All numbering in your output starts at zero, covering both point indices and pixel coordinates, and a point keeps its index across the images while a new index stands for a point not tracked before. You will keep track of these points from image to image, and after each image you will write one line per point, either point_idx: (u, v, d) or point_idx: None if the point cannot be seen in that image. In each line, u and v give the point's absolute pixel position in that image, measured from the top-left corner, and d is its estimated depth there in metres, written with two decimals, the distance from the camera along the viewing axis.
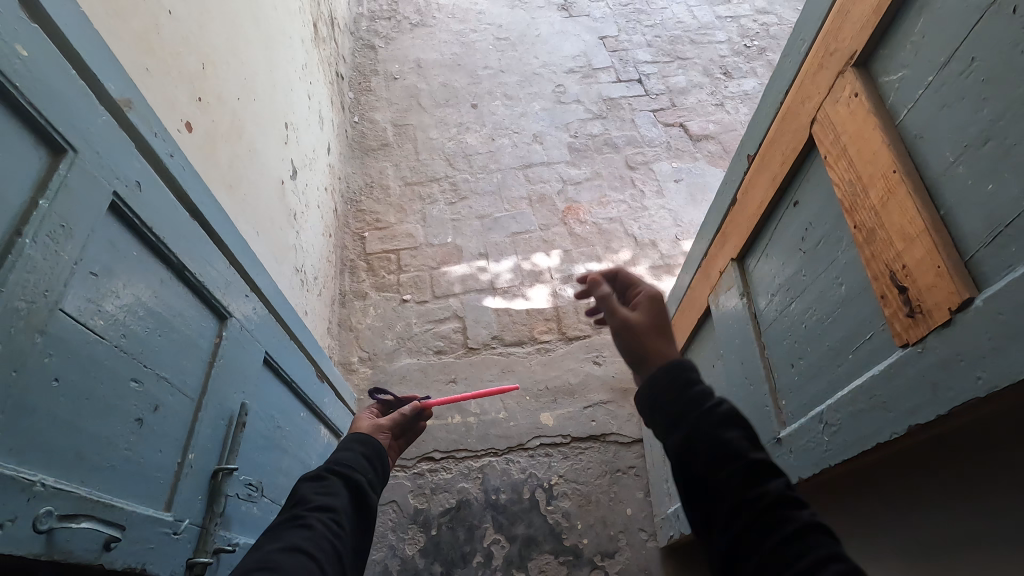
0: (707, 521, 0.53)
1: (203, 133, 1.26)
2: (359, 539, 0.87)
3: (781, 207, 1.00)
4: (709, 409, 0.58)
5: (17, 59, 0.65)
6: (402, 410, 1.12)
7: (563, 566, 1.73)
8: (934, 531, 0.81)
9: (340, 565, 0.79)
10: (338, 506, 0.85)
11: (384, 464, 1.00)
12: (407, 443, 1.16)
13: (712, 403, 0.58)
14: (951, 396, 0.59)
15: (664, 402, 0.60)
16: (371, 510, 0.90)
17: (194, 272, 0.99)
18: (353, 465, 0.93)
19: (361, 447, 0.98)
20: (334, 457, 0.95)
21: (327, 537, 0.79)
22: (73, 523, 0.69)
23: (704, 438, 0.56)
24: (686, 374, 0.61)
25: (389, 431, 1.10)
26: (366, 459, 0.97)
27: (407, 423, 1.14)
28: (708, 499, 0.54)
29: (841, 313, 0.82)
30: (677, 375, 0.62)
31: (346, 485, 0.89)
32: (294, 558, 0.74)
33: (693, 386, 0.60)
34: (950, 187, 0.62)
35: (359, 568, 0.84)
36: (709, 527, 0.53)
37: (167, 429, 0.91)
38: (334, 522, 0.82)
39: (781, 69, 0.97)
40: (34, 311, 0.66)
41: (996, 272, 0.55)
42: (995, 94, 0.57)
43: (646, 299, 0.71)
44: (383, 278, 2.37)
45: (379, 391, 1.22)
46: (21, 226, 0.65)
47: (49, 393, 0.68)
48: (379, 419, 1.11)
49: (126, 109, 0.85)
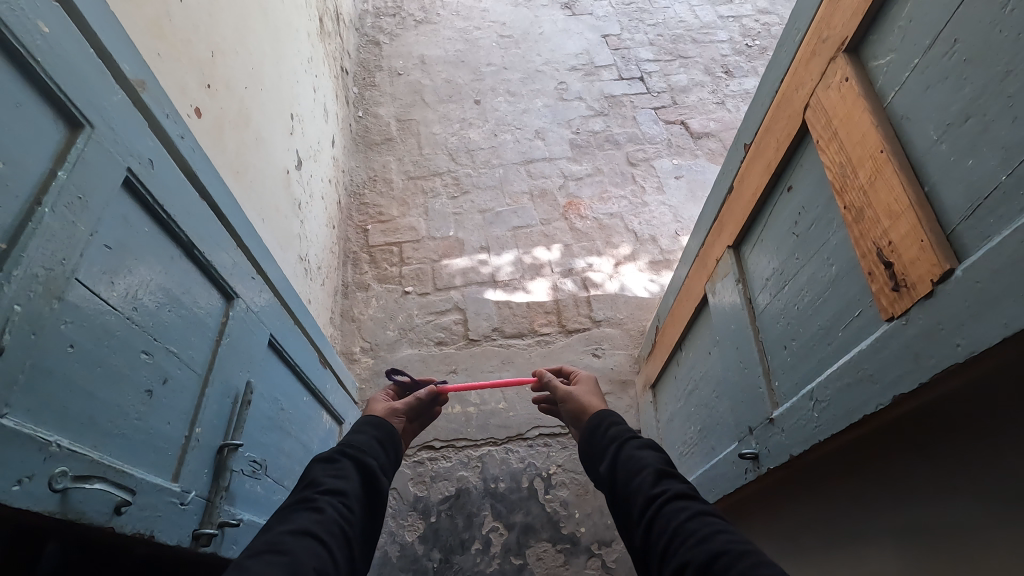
0: (634, 528, 0.80)
1: (211, 119, 1.29)
2: (368, 524, 0.88)
3: (775, 193, 1.02)
4: (633, 449, 0.88)
5: (39, 34, 0.68)
6: (416, 395, 1.14)
7: (560, 553, 1.75)
8: (930, 517, 0.83)
9: (349, 549, 0.80)
10: (349, 490, 0.87)
11: (395, 448, 1.03)
12: (421, 426, 1.18)
13: (637, 444, 0.89)
14: (932, 364, 0.62)
15: (602, 447, 0.94)
16: (381, 495, 0.92)
17: (203, 251, 1.02)
18: (364, 449, 0.96)
19: (374, 431, 1.01)
20: (347, 439, 0.97)
21: (335, 521, 0.81)
22: (87, 484, 0.72)
23: (619, 466, 0.87)
24: (614, 424, 0.96)
25: (403, 416, 1.12)
26: (378, 443, 0.99)
27: (422, 407, 1.16)
28: (631, 512, 0.81)
29: (831, 292, 0.84)
30: (606, 426, 0.97)
31: (357, 469, 0.92)
32: (304, 540, 0.76)
33: (622, 434, 0.93)
34: (934, 164, 0.65)
35: (365, 553, 0.86)
36: (636, 531, 0.79)
37: (175, 401, 0.94)
38: (344, 505, 0.84)
39: (777, 58, 1.00)
40: (53, 278, 0.68)
41: (976, 243, 0.58)
42: (975, 73, 0.60)
43: (585, 379, 1.15)
44: (385, 270, 2.39)
45: (394, 373, 1.22)
46: (40, 196, 0.67)
47: (65, 357, 0.71)
48: (393, 403, 1.13)
49: (140, 90, 0.88)
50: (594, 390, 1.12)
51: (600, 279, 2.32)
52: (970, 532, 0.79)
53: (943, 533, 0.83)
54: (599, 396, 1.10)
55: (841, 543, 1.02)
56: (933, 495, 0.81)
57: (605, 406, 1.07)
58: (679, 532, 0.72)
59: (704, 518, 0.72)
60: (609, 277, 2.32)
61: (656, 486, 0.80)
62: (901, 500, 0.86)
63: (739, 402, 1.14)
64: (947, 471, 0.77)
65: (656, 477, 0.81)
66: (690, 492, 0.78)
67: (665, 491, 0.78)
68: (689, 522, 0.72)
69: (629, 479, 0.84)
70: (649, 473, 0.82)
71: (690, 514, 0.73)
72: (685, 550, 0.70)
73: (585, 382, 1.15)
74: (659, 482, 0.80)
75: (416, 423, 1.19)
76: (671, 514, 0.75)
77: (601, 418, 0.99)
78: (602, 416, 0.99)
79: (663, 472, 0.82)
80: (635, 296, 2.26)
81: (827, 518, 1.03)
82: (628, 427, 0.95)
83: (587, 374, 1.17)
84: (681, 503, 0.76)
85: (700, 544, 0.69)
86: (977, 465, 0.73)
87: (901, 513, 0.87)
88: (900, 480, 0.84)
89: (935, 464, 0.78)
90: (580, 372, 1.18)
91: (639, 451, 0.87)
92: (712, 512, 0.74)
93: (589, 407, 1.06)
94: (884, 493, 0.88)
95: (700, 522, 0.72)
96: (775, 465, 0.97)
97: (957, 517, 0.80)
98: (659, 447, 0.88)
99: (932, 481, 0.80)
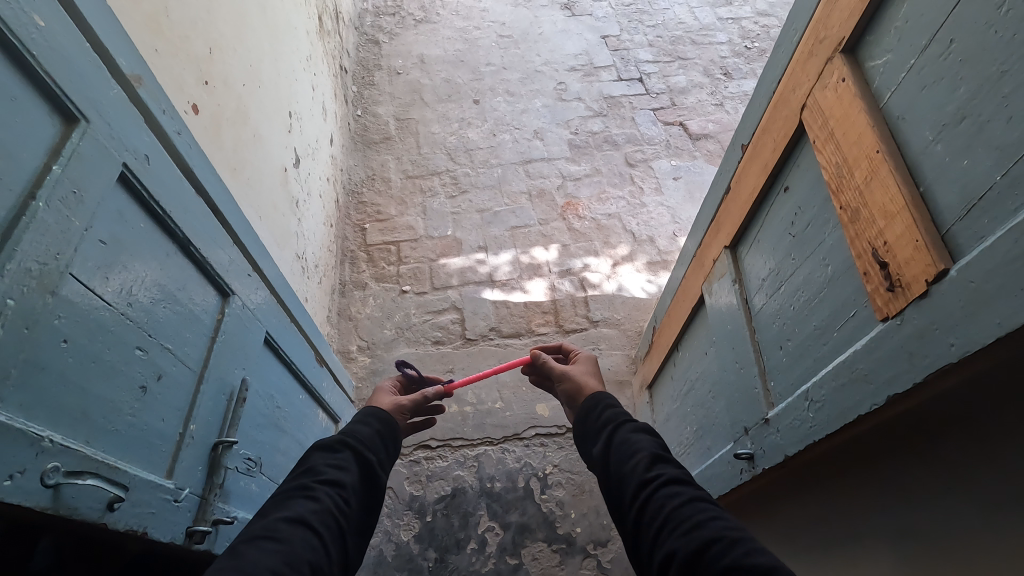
0: (624, 511, 0.80)
1: (209, 116, 1.29)
2: (364, 517, 0.88)
3: (772, 193, 1.02)
4: (628, 433, 0.88)
5: (34, 28, 0.68)
6: (424, 392, 1.13)
7: (556, 554, 1.75)
8: (935, 522, 0.82)
9: (343, 542, 0.80)
10: (347, 482, 0.86)
11: (395, 445, 1.02)
12: (423, 425, 1.16)
13: (633, 428, 0.89)
14: (927, 363, 0.62)
15: (596, 429, 0.94)
16: (379, 487, 0.92)
17: (198, 248, 1.01)
18: (365, 441, 0.95)
19: (376, 423, 1.00)
20: (349, 430, 0.97)
21: (332, 513, 0.80)
22: (79, 479, 0.71)
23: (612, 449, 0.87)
24: (609, 407, 0.96)
25: (408, 413, 1.11)
26: (379, 438, 0.98)
27: (427, 404, 1.15)
28: (621, 495, 0.81)
29: (827, 293, 0.85)
30: (602, 408, 0.97)
31: (358, 462, 0.91)
32: (300, 531, 0.75)
33: (617, 417, 0.93)
34: (929, 164, 0.65)
35: (359, 546, 0.85)
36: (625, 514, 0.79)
37: (169, 398, 0.93)
38: (341, 497, 0.84)
39: (774, 59, 1.00)
40: (46, 272, 0.68)
41: (970, 243, 0.58)
42: (970, 73, 0.60)
43: (585, 355, 1.15)
44: (383, 269, 2.39)
45: (403, 365, 1.21)
46: (35, 189, 0.67)
47: (57, 353, 0.70)
48: (400, 398, 1.11)
49: (136, 84, 0.88)
50: (593, 370, 1.12)
51: (597, 279, 2.32)
52: (973, 540, 0.78)
53: (948, 541, 0.81)
54: (597, 376, 1.10)
55: (841, 544, 1.01)
56: (935, 498, 0.80)
57: (602, 386, 1.07)
58: (672, 518, 0.72)
59: (699, 505, 0.72)
60: (607, 277, 2.32)
61: (650, 469, 0.80)
62: (903, 502, 0.85)
63: (735, 403, 1.14)
64: (950, 474, 0.76)
65: (651, 461, 0.81)
66: (684, 477, 0.78)
67: (656, 476, 0.78)
68: (683, 508, 0.72)
69: (623, 462, 0.83)
70: (644, 457, 0.82)
71: (684, 500, 0.73)
72: (676, 536, 0.69)
73: (584, 358, 1.15)
74: (653, 466, 0.80)
75: (416, 422, 1.18)
76: (664, 498, 0.75)
77: (597, 400, 0.99)
78: (598, 398, 0.99)
79: (657, 456, 0.81)
80: (632, 297, 2.27)
81: (828, 517, 1.02)
82: (624, 410, 0.95)
83: (585, 351, 1.17)
84: (674, 488, 0.76)
85: (693, 531, 0.69)
86: (978, 469, 0.73)
87: (897, 516, 0.87)
88: (899, 480, 0.84)
89: (933, 468, 0.78)
90: (580, 352, 1.18)
91: (634, 435, 0.87)
92: (706, 498, 0.74)
93: (587, 386, 1.06)
94: (884, 492, 0.87)
95: (694, 508, 0.72)
96: (769, 465, 0.96)
97: (957, 523, 0.79)
98: (653, 431, 0.88)
99: (930, 484, 0.80)
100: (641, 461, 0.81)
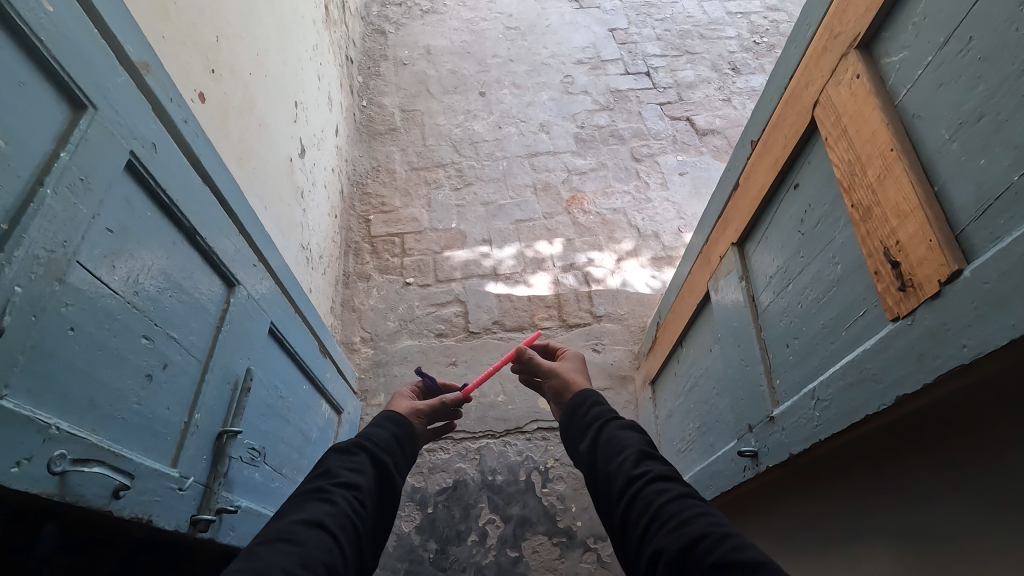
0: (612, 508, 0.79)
1: (215, 104, 1.29)
2: (378, 521, 0.88)
3: (782, 190, 1.01)
4: (615, 429, 0.88)
5: (43, 13, 0.67)
6: (442, 398, 1.12)
7: (555, 547, 1.75)
8: (933, 524, 0.81)
9: (358, 545, 0.80)
10: (363, 484, 0.86)
11: (412, 449, 1.02)
12: (442, 430, 1.15)
13: (619, 424, 0.89)
14: (937, 364, 0.62)
15: (583, 426, 0.94)
16: (394, 491, 0.92)
17: (204, 236, 1.01)
18: (381, 444, 0.95)
19: (393, 427, 1.00)
20: (366, 433, 0.97)
21: (348, 516, 0.80)
22: (85, 466, 0.71)
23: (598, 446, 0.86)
24: (596, 404, 0.96)
25: (425, 417, 1.10)
26: (395, 441, 0.98)
27: (446, 411, 1.14)
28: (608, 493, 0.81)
29: (836, 291, 0.84)
30: (588, 405, 0.96)
31: (372, 464, 0.91)
32: (317, 533, 0.75)
33: (603, 414, 0.93)
34: (944, 163, 0.65)
35: (373, 551, 0.85)
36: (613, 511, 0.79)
37: (175, 387, 0.93)
38: (356, 500, 0.84)
39: (786, 54, 0.99)
40: (54, 260, 0.68)
41: (985, 244, 0.57)
42: (989, 71, 0.60)
43: (574, 352, 1.16)
44: (387, 260, 2.39)
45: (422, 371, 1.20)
46: (43, 176, 0.67)
47: (65, 340, 0.70)
48: (417, 402, 1.11)
49: (144, 71, 0.87)
50: (580, 368, 1.11)
51: (601, 274, 2.31)
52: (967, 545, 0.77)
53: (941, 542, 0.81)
54: (584, 373, 1.09)
55: (837, 540, 1.01)
56: (931, 497, 0.80)
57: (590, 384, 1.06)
58: (660, 514, 0.71)
59: (688, 501, 0.72)
60: (611, 273, 2.32)
61: (638, 466, 0.79)
62: (899, 500, 0.85)
63: (740, 400, 1.14)
64: (952, 474, 0.76)
65: (638, 458, 0.81)
66: (672, 474, 0.78)
67: (643, 475, 0.77)
68: (672, 505, 0.72)
69: (610, 459, 0.83)
70: (631, 454, 0.82)
71: (672, 496, 0.73)
72: (664, 533, 0.69)
73: (572, 354, 1.16)
74: (640, 463, 0.80)
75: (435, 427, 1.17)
76: (653, 494, 0.74)
77: (584, 397, 0.99)
78: (585, 394, 0.99)
79: (645, 453, 0.81)
80: (636, 292, 2.26)
81: (828, 516, 1.02)
82: (610, 407, 0.95)
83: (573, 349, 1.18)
84: (662, 484, 0.76)
85: (680, 527, 0.69)
86: (980, 471, 0.72)
87: (896, 516, 0.87)
88: (896, 479, 0.85)
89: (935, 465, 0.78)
90: (568, 349, 1.17)
91: (620, 431, 0.87)
92: (692, 494, 0.74)
93: (574, 382, 1.05)
94: (887, 491, 0.87)
95: (681, 504, 0.72)
96: (774, 463, 0.96)
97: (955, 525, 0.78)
98: (640, 428, 0.88)
99: (931, 484, 0.79)
100: (626, 459, 0.81)
